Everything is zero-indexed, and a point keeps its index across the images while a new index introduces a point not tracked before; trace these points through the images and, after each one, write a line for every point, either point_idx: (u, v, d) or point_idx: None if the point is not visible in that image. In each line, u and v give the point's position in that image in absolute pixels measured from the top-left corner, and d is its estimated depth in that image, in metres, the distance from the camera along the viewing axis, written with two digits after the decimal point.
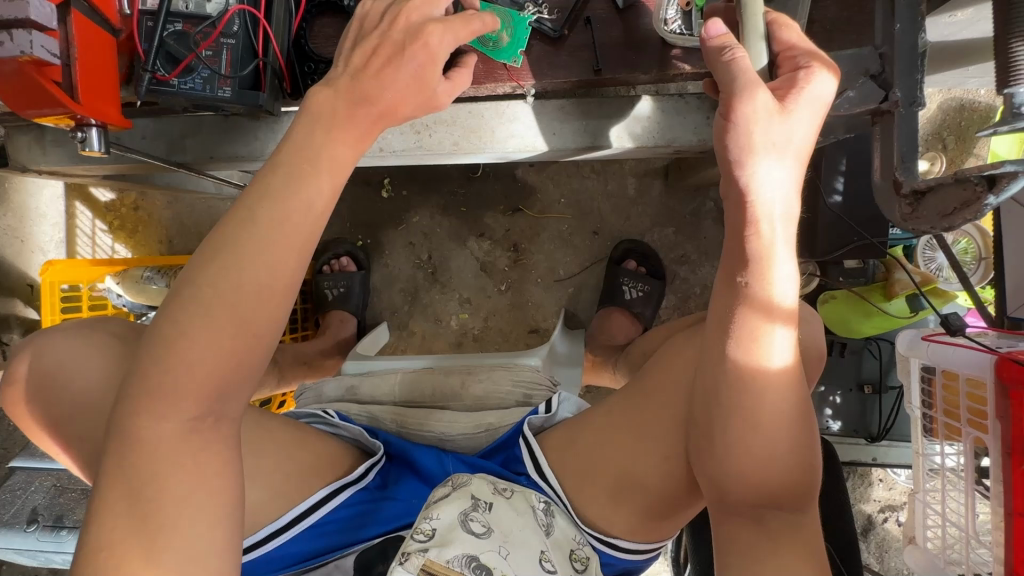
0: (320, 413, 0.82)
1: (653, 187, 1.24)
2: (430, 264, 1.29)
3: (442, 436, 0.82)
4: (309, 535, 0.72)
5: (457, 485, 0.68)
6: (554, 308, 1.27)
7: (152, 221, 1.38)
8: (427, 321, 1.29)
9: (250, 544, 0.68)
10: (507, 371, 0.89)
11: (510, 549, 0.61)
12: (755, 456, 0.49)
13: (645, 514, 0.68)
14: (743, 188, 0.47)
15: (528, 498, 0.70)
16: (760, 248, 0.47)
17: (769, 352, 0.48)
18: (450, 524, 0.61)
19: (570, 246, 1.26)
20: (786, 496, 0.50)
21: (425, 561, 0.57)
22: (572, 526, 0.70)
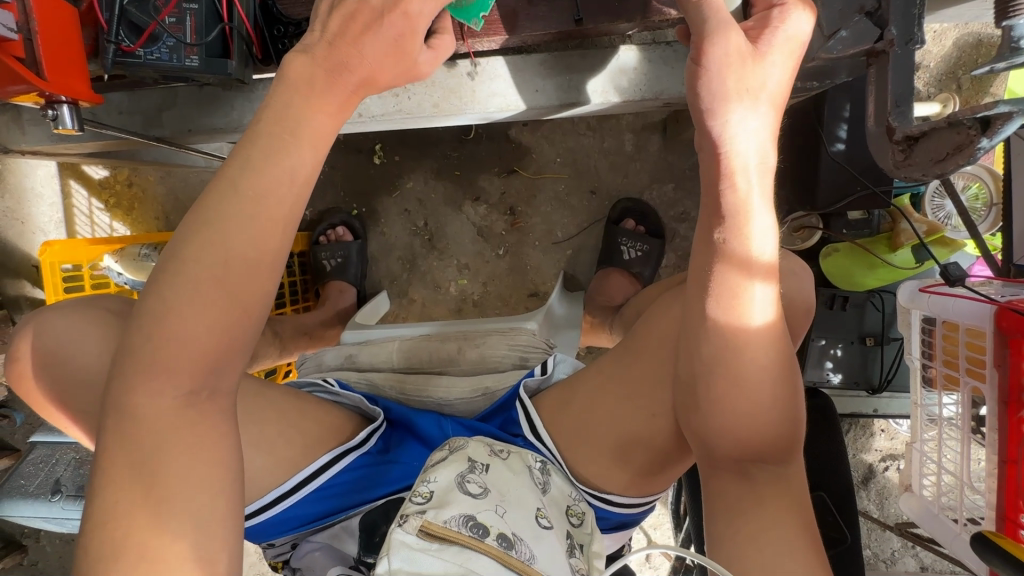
0: (320, 382, 0.84)
1: (651, 142, 1.20)
2: (427, 230, 1.28)
3: (440, 401, 0.83)
4: (314, 498, 0.74)
5: (455, 449, 0.69)
6: (553, 271, 1.26)
7: (147, 198, 1.38)
8: (426, 288, 1.29)
9: (257, 507, 0.71)
10: (502, 335, 0.90)
11: (507, 508, 0.63)
12: (738, 412, 0.49)
13: (638, 470, 0.69)
14: (716, 137, 0.44)
15: (524, 458, 0.71)
16: (735, 201, 0.44)
17: (749, 308, 0.46)
18: (448, 487, 0.63)
19: (567, 206, 1.24)
20: (770, 450, 0.50)
21: (423, 522, 0.58)
22: (568, 484, 0.71)
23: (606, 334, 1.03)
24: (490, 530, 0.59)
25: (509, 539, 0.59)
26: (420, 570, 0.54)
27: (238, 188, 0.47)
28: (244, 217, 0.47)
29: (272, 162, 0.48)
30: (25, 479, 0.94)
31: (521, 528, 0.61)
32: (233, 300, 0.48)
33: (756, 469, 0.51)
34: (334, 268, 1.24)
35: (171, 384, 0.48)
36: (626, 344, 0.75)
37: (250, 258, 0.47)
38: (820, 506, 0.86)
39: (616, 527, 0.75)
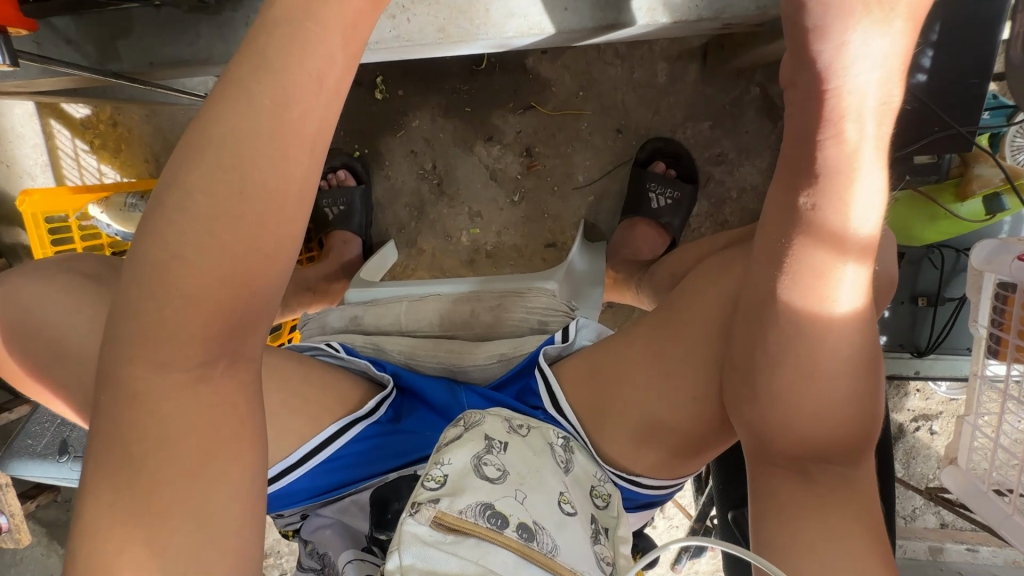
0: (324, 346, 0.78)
1: (688, 72, 1.05)
2: (436, 174, 1.17)
3: (454, 367, 0.78)
4: (324, 471, 0.70)
5: (469, 426, 0.64)
6: (573, 220, 1.16)
7: (134, 138, 1.27)
8: (436, 237, 1.20)
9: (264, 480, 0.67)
10: (519, 296, 0.82)
11: (527, 493, 0.59)
12: (804, 408, 0.42)
13: (669, 450, 0.64)
14: (824, 67, 0.33)
15: (545, 435, 0.67)
16: (839, 157, 0.34)
17: (834, 290, 0.38)
18: (462, 470, 0.59)
19: (590, 147, 1.12)
20: (838, 451, 0.44)
21: (436, 513, 0.55)
22: (593, 463, 0.67)
23: (631, 292, 0.95)
24: (510, 520, 0.56)
25: (530, 529, 0.56)
26: (433, 568, 0.52)
27: (203, 141, 0.38)
28: (214, 178, 0.38)
29: (241, 107, 0.38)
30: (33, 438, 0.92)
31: (543, 516, 0.58)
32: (205, 282, 0.39)
33: (816, 466, 0.45)
34: (337, 217, 1.16)
35: (139, 378, 0.41)
36: (660, 311, 0.67)
37: (221, 230, 0.39)
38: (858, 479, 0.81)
39: (642, 506, 0.71)
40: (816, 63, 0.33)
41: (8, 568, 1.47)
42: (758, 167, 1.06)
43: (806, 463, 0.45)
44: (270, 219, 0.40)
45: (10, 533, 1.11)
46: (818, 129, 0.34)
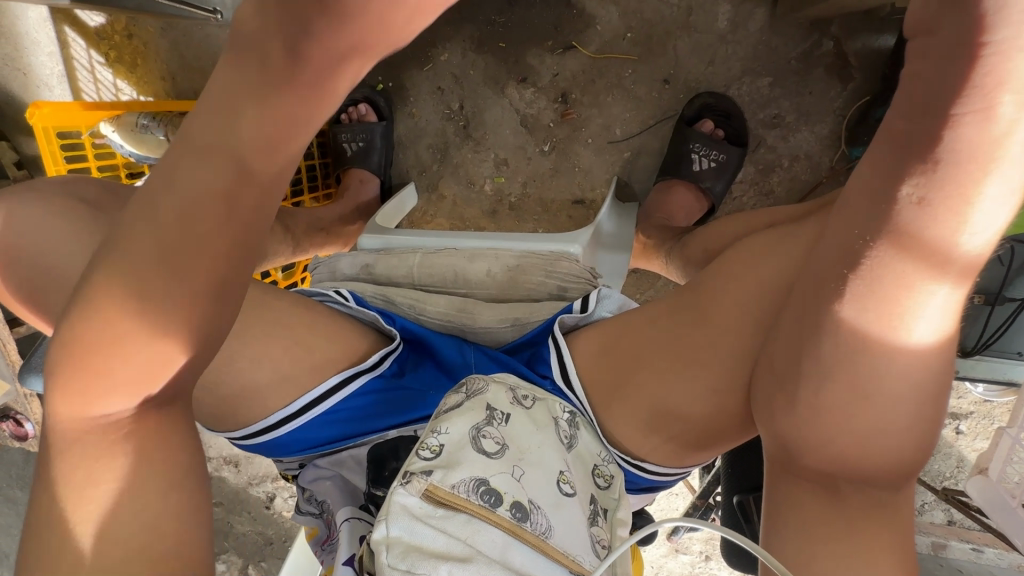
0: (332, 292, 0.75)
1: (753, 19, 0.93)
2: (462, 115, 1.09)
3: (465, 326, 0.74)
4: (323, 421, 0.69)
5: (471, 393, 0.62)
6: (604, 176, 1.08)
7: (149, 53, 1.21)
8: (459, 184, 1.14)
9: (262, 427, 0.66)
10: (541, 258, 0.76)
11: (525, 470, 0.57)
12: (850, 431, 0.37)
13: (681, 437, 0.60)
14: (989, 9, 0.26)
15: (550, 409, 0.64)
16: (974, 143, 0.28)
17: (913, 308, 0.33)
18: (459, 441, 0.57)
19: (632, 98, 1.02)
20: (882, 479, 0.39)
21: (427, 486, 0.53)
22: (597, 442, 0.64)
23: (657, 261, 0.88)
24: (503, 498, 0.54)
25: (524, 509, 0.55)
26: (420, 544, 0.51)
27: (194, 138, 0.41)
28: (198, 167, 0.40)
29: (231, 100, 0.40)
30: (47, 355, 0.93)
31: (540, 496, 0.56)
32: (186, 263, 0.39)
33: (846, 486, 0.40)
34: (354, 154, 1.10)
35: None
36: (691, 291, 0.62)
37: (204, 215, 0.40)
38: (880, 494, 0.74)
39: (644, 489, 0.68)
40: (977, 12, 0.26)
41: None
42: (817, 135, 0.95)
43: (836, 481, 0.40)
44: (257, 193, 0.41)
45: (35, 440, 1.15)
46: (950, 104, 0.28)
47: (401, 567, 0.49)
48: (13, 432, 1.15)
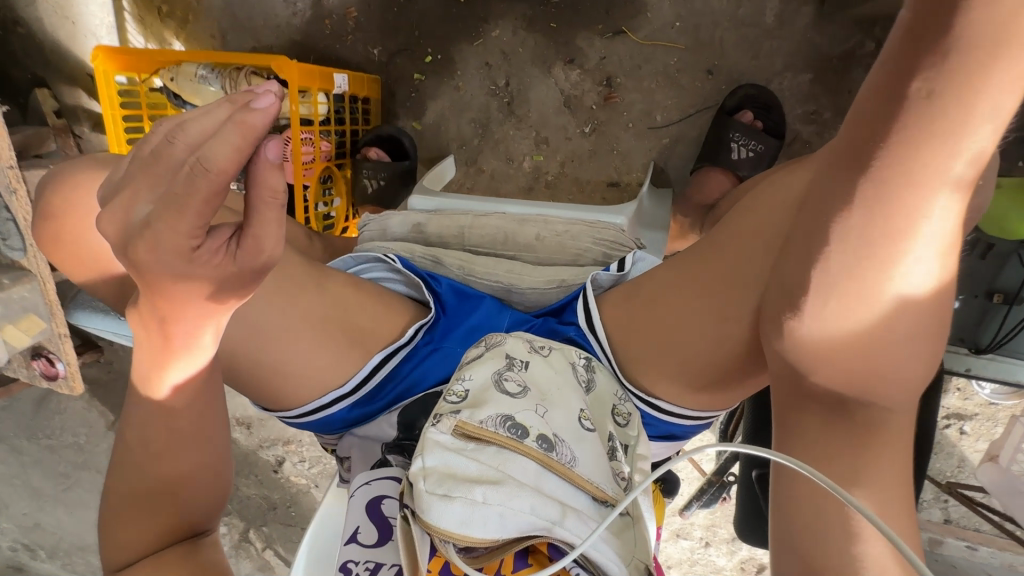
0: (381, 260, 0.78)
1: (801, 15, 0.96)
2: (507, 91, 1.12)
3: (510, 287, 0.76)
4: (369, 390, 0.74)
5: (491, 345, 0.69)
6: (642, 161, 1.11)
7: (201, 10, 1.23)
8: (498, 159, 1.17)
9: (314, 406, 0.72)
10: (589, 227, 0.79)
11: (548, 408, 0.63)
12: (857, 341, 0.39)
13: (721, 394, 0.63)
14: None
15: (567, 355, 0.69)
16: (989, 23, 0.28)
17: (920, 215, 0.34)
18: (484, 385, 0.64)
19: (675, 85, 1.05)
20: (884, 390, 0.41)
21: (458, 423, 0.60)
22: (614, 381, 0.69)
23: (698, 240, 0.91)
24: (529, 431, 0.61)
25: (549, 441, 0.61)
26: (453, 471, 0.57)
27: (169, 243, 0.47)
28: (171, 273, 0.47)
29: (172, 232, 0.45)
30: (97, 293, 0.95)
31: (562, 431, 0.62)
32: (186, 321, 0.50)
33: (856, 408, 0.43)
34: (376, 191, 1.13)
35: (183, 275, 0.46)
36: (706, 243, 0.63)
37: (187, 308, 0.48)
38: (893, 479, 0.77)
39: (666, 437, 0.73)
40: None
41: (52, 415, 1.61)
42: None
43: (847, 416, 0.44)
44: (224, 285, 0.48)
45: (65, 380, 1.17)
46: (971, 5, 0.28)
47: (438, 492, 0.55)
48: (43, 371, 1.17)
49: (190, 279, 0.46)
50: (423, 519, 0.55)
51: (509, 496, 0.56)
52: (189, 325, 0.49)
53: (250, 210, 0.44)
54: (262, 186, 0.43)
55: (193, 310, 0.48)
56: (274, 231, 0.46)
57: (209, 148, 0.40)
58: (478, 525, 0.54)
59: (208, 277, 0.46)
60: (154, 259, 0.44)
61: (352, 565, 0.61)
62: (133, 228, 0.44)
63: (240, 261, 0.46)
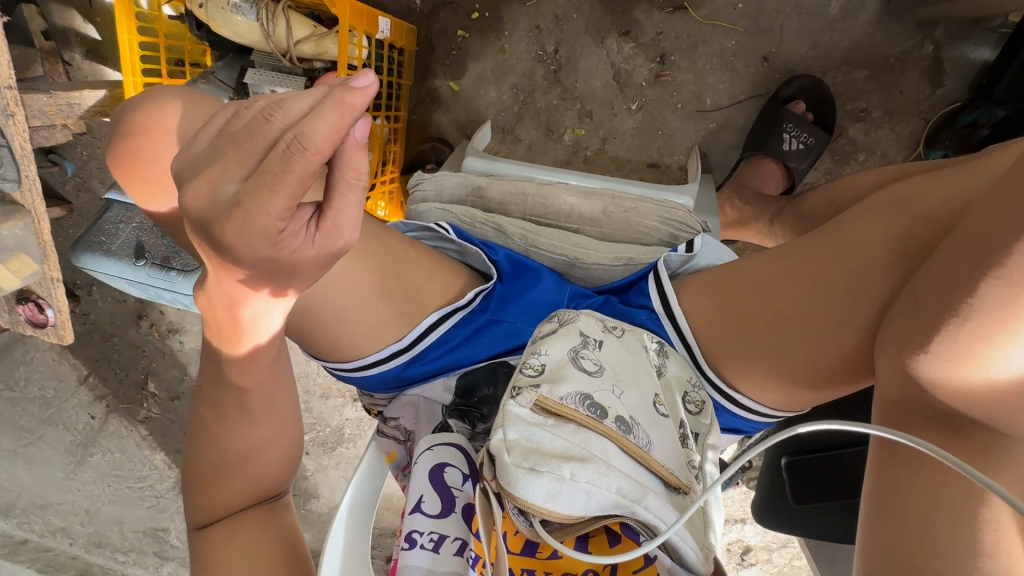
0: (432, 228, 0.74)
1: (864, 11, 0.96)
2: (555, 59, 1.08)
3: (574, 260, 0.74)
4: (430, 353, 0.71)
5: (565, 322, 0.66)
6: (686, 145, 1.10)
7: None
8: (538, 129, 1.14)
9: (373, 359, 0.69)
10: (657, 206, 0.77)
11: (622, 389, 0.63)
12: (993, 367, 0.40)
13: (801, 387, 0.62)
14: None
15: (640, 338, 0.68)
16: None
17: None
18: (560, 361, 0.62)
19: (728, 69, 1.04)
20: (1009, 419, 0.42)
21: (538, 397, 0.58)
22: (688, 369, 0.68)
23: (757, 228, 0.90)
24: (608, 412, 0.60)
25: (626, 423, 0.60)
26: (538, 446, 0.56)
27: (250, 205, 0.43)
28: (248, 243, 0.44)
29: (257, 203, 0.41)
30: (107, 237, 0.86)
31: (637, 413, 0.62)
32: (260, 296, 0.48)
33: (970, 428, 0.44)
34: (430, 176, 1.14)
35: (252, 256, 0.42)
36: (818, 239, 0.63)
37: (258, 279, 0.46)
38: None
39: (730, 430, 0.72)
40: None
41: (16, 365, 1.48)
42: (898, 134, 1.00)
43: (953, 420, 0.45)
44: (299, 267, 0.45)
45: (54, 329, 1.08)
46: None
47: (525, 466, 0.54)
48: (29, 318, 1.07)
49: (264, 263, 0.43)
50: (507, 493, 0.54)
51: (597, 474, 0.55)
52: (257, 305, 0.48)
53: (330, 188, 0.41)
54: (346, 167, 0.40)
55: (268, 292, 0.47)
56: (353, 214, 0.43)
57: (305, 124, 0.37)
58: (564, 501, 0.53)
59: (284, 260, 0.43)
60: (241, 242, 0.41)
61: (417, 535, 0.58)
62: (218, 209, 0.41)
63: (318, 243, 0.43)
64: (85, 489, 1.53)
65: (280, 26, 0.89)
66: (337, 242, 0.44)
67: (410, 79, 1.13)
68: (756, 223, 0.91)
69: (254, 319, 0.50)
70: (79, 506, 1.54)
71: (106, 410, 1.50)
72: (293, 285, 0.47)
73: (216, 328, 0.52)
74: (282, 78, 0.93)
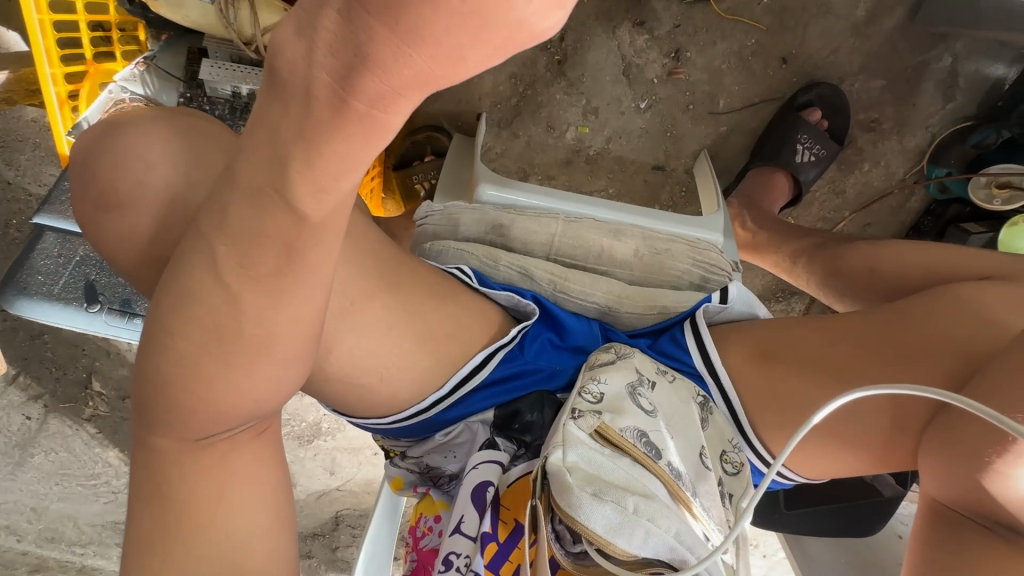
0: (455, 270, 0.67)
1: (889, 16, 0.92)
2: (561, 48, 0.97)
3: (606, 308, 0.70)
4: (463, 407, 0.65)
5: (622, 355, 0.65)
6: (693, 148, 1.04)
7: None
8: (537, 126, 1.04)
9: (415, 409, 0.62)
10: (689, 247, 0.73)
11: (672, 435, 0.62)
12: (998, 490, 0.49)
13: (846, 453, 0.64)
14: None
15: (689, 389, 0.66)
16: None
17: None
18: (618, 393, 0.61)
19: (745, 70, 0.97)
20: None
21: (598, 424, 0.57)
22: (730, 426, 0.67)
23: (775, 258, 0.93)
24: (662, 453, 0.58)
25: (677, 469, 0.59)
26: (599, 472, 0.54)
27: None
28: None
29: None
30: (44, 276, 0.72)
31: (686, 463, 0.60)
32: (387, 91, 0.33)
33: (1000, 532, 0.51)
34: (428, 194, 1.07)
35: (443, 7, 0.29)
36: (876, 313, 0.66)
37: (407, 56, 0.31)
38: (873, 498, 0.94)
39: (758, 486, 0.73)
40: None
41: None
42: (903, 146, 0.99)
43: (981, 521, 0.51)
44: (454, 61, 0.32)
45: None
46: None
47: (587, 490, 0.52)
48: None
49: (452, 7, 0.29)
50: (566, 513, 0.52)
51: (659, 513, 0.53)
52: (385, 84, 0.32)
53: None
54: None
55: (398, 79, 0.32)
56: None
57: None
58: (625, 535, 0.52)
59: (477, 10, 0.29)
60: None
61: (454, 557, 0.57)
62: None
63: (513, 21, 0.30)
64: (27, 490, 1.21)
65: (240, 18, 0.73)
66: (544, 20, 0.31)
67: None
68: (771, 250, 0.94)
69: (367, 125, 0.34)
70: (21, 504, 1.21)
71: (42, 410, 1.17)
72: (433, 77, 0.32)
73: (300, 124, 0.36)
74: (251, 74, 0.79)
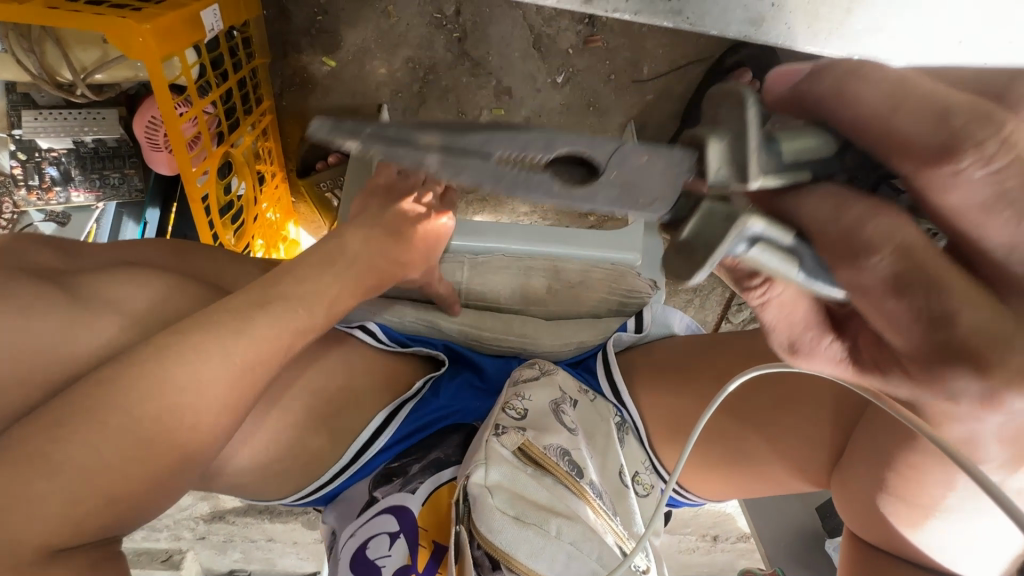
0: (358, 329, 0.62)
1: None
2: (460, 24, 0.86)
3: (523, 345, 0.67)
4: (361, 475, 0.60)
5: (546, 371, 0.62)
6: (620, 120, 0.95)
7: None
8: (447, 113, 0.93)
9: (309, 487, 0.58)
10: (605, 273, 0.72)
11: (594, 455, 0.59)
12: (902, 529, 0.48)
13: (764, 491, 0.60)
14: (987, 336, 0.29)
15: (603, 413, 0.63)
16: None
17: None
18: (542, 410, 0.58)
19: (666, 29, 0.88)
20: None
21: (523, 441, 0.53)
22: (641, 449, 0.64)
23: None
24: (586, 473, 0.55)
25: (599, 489, 0.55)
26: (522, 493, 0.51)
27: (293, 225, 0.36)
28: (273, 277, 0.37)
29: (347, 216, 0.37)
30: None
31: (606, 485, 0.57)
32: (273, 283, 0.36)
33: None
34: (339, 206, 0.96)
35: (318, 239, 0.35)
36: None
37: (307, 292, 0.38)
38: None
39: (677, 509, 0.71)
40: (948, 198, 0.22)
41: None
42: None
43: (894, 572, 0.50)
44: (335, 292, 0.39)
45: None
46: (910, 157, 0.21)
47: (510, 514, 0.49)
48: None
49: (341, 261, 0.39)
50: (486, 540, 0.49)
51: (584, 535, 0.50)
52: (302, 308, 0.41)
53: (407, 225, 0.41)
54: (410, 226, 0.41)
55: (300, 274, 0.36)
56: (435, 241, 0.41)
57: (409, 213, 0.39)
58: (545, 560, 0.48)
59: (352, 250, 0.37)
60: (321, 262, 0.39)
61: None
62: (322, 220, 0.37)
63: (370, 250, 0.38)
64: None
65: (45, 62, 0.61)
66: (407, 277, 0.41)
67: (265, 57, 0.85)
68: None
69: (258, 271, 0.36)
70: None
71: None
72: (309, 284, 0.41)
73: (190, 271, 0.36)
74: (88, 119, 0.68)
